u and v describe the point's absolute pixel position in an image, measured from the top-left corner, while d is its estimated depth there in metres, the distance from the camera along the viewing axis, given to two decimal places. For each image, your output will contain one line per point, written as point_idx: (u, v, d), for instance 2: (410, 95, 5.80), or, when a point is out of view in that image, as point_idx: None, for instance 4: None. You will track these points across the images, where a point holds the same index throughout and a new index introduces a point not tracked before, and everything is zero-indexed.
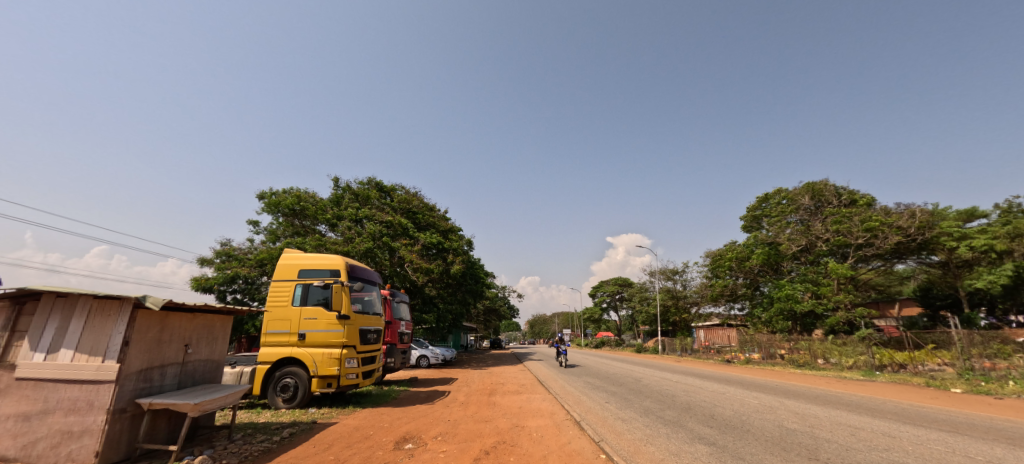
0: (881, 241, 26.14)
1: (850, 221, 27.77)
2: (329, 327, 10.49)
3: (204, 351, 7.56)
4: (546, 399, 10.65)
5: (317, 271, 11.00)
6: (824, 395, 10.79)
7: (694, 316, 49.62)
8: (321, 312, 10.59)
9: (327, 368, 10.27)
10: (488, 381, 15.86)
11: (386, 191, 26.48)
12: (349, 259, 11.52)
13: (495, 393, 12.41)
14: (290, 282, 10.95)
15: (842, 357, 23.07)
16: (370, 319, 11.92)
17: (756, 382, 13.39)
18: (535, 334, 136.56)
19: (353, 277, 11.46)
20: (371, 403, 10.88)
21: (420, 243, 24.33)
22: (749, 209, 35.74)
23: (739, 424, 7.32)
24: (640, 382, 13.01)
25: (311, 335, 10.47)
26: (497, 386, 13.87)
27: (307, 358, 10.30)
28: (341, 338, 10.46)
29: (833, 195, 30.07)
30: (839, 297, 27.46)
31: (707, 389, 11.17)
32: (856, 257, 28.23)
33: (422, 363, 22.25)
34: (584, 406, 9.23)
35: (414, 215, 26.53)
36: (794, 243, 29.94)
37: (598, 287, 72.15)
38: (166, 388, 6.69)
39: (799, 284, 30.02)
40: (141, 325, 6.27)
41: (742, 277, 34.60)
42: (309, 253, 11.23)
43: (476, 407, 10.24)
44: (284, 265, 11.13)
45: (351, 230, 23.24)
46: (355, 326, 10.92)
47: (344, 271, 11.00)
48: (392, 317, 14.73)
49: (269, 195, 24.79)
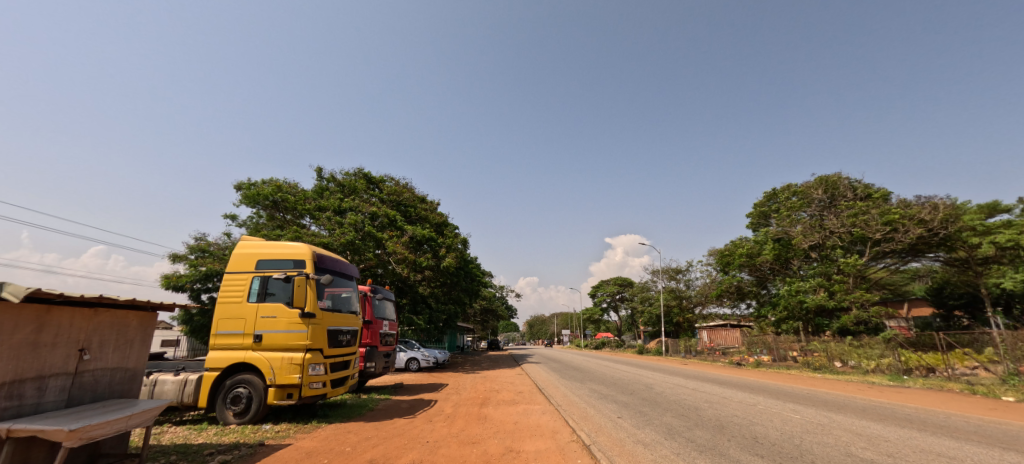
0: (900, 235, 24.46)
1: (867, 215, 26.02)
2: (289, 326, 8.86)
3: (112, 357, 5.96)
4: (546, 412, 9.07)
5: (279, 262, 9.41)
6: (871, 408, 9.20)
7: (697, 315, 48.03)
8: (282, 309, 8.97)
9: (287, 376, 8.63)
10: (481, 387, 14.23)
11: (374, 182, 24.96)
12: (319, 249, 9.91)
13: (488, 403, 10.78)
14: (246, 274, 9.35)
15: (861, 359, 21.50)
16: (344, 318, 10.30)
17: (782, 390, 11.80)
18: (534, 335, 134.33)
19: (324, 270, 9.83)
20: (340, 416, 9.21)
21: (408, 235, 22.73)
22: (756, 205, 34.15)
23: (795, 451, 5.76)
24: (653, 390, 11.41)
25: (269, 337, 8.86)
26: (491, 394, 12.28)
27: (263, 364, 8.69)
28: (304, 340, 8.83)
29: (848, 188, 28.27)
30: (855, 296, 25.94)
31: (734, 400, 9.62)
32: (872, 254, 26.65)
33: (411, 367, 20.63)
34: (593, 424, 7.65)
35: (404, 208, 24.93)
36: (806, 238, 28.27)
37: (598, 287, 70.59)
38: (47, 407, 5.08)
39: (810, 280, 28.38)
40: (6, 323, 4.68)
41: (750, 276, 32.99)
42: (270, 242, 9.64)
43: (463, 423, 8.61)
44: (240, 255, 9.55)
45: (334, 223, 21.72)
46: (323, 326, 9.27)
47: (311, 262, 9.39)
48: (374, 316, 13.11)
49: (247, 186, 23.15)
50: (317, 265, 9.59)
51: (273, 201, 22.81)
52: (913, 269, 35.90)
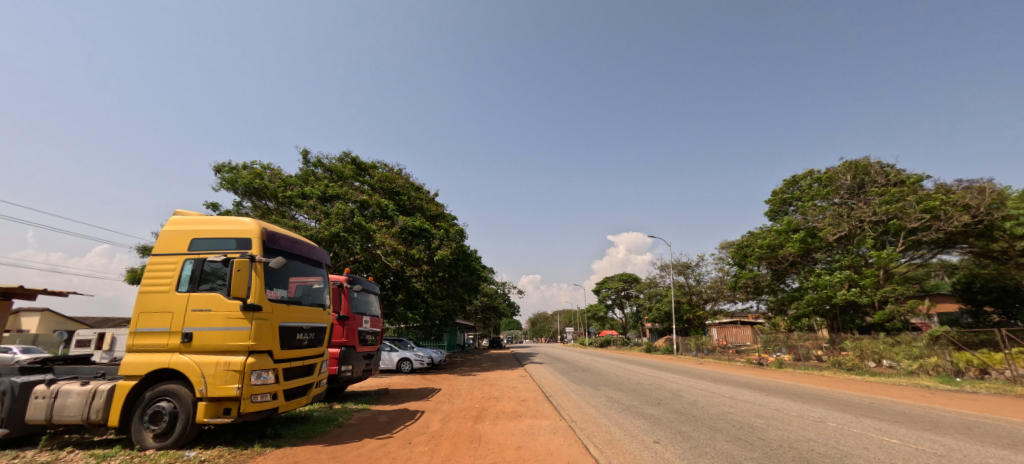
0: (941, 224, 22.18)
1: (903, 201, 23.67)
2: (228, 323, 6.91)
3: None
4: (559, 432, 7.13)
5: (219, 241, 7.47)
6: (977, 427, 7.13)
7: (707, 312, 45.88)
8: (220, 300, 7.03)
9: (222, 387, 6.66)
10: (477, 393, 12.22)
11: (364, 169, 22.86)
12: (271, 226, 7.92)
13: (484, 416, 8.82)
14: (177, 257, 7.41)
15: (901, 358, 19.41)
16: (308, 312, 8.32)
17: (841, 399, 9.76)
18: (535, 334, 131.45)
19: (278, 252, 7.83)
20: (295, 437, 7.25)
21: (399, 226, 20.61)
22: (775, 193, 31.85)
23: None
24: (685, 399, 9.46)
25: (202, 336, 6.92)
26: (489, 403, 10.30)
27: (191, 371, 6.75)
28: (245, 341, 6.86)
29: (879, 172, 25.88)
30: (888, 290, 24.09)
31: (793, 416, 7.64)
32: (905, 245, 24.53)
33: (403, 368, 18.67)
34: (625, 453, 5.71)
35: (397, 196, 22.81)
36: (834, 229, 26.06)
37: (603, 283, 68.34)
38: None
39: (835, 273, 26.14)
40: None
41: (769, 270, 30.77)
42: (211, 216, 7.71)
43: (450, 449, 6.58)
44: (171, 233, 7.61)
45: (319, 212, 19.74)
46: (274, 323, 7.28)
47: (258, 241, 7.40)
48: (352, 311, 11.13)
49: (228, 170, 21.13)
50: (269, 246, 7.60)
51: (254, 187, 20.83)
52: (941, 262, 33.59)
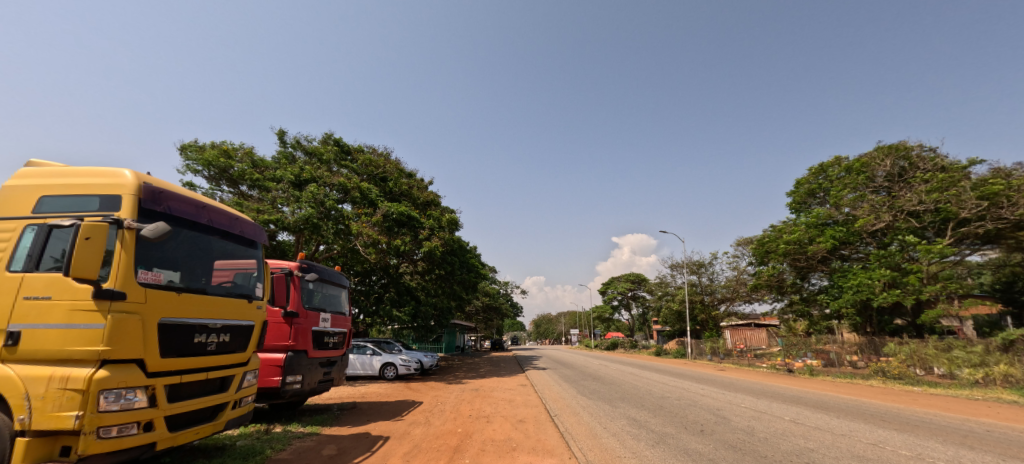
0: (1001, 212, 19.70)
1: (956, 188, 20.98)
2: (72, 318, 4.60)
3: None
4: None
5: (78, 200, 5.18)
6: None
7: (722, 313, 43.17)
8: (63, 285, 4.71)
9: (53, 416, 4.36)
10: (464, 410, 9.78)
11: (347, 151, 20.64)
12: (160, 184, 5.63)
13: (465, 449, 6.47)
14: (17, 222, 5.14)
15: (960, 367, 16.89)
16: (219, 305, 5.95)
17: (945, 425, 7.35)
18: (540, 335, 128.51)
19: (167, 219, 5.52)
20: None
21: (382, 213, 18.28)
22: (798, 184, 29.29)
23: None
24: (735, 425, 7.11)
25: (34, 337, 4.62)
26: (475, 427, 7.91)
27: (11, 390, 4.45)
28: (94, 345, 4.55)
29: (924, 157, 23.21)
30: (937, 288, 21.28)
31: (908, 459, 5.32)
32: (954, 239, 21.94)
33: (387, 374, 16.35)
34: None
35: (383, 182, 20.59)
36: (873, 220, 23.36)
37: (609, 284, 65.63)
38: None
39: (870, 268, 23.54)
40: None
41: (793, 267, 28.05)
42: (72, 168, 5.43)
43: None
44: (16, 188, 5.34)
45: (291, 195, 17.43)
46: (148, 319, 4.95)
47: (131, 201, 5.10)
48: (304, 307, 8.76)
49: (193, 149, 18.83)
50: (151, 208, 5.29)
51: (222, 168, 18.59)
52: None
